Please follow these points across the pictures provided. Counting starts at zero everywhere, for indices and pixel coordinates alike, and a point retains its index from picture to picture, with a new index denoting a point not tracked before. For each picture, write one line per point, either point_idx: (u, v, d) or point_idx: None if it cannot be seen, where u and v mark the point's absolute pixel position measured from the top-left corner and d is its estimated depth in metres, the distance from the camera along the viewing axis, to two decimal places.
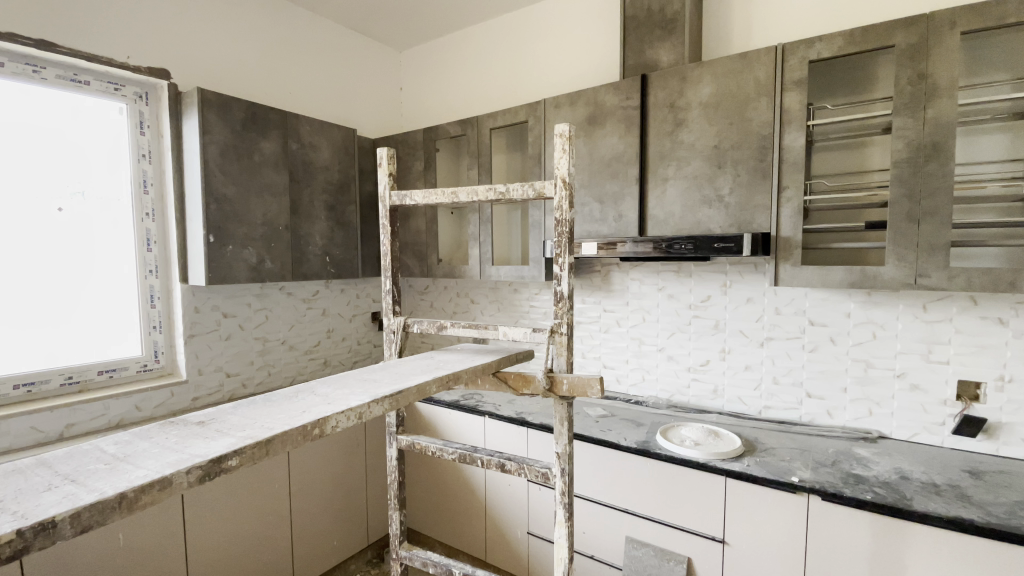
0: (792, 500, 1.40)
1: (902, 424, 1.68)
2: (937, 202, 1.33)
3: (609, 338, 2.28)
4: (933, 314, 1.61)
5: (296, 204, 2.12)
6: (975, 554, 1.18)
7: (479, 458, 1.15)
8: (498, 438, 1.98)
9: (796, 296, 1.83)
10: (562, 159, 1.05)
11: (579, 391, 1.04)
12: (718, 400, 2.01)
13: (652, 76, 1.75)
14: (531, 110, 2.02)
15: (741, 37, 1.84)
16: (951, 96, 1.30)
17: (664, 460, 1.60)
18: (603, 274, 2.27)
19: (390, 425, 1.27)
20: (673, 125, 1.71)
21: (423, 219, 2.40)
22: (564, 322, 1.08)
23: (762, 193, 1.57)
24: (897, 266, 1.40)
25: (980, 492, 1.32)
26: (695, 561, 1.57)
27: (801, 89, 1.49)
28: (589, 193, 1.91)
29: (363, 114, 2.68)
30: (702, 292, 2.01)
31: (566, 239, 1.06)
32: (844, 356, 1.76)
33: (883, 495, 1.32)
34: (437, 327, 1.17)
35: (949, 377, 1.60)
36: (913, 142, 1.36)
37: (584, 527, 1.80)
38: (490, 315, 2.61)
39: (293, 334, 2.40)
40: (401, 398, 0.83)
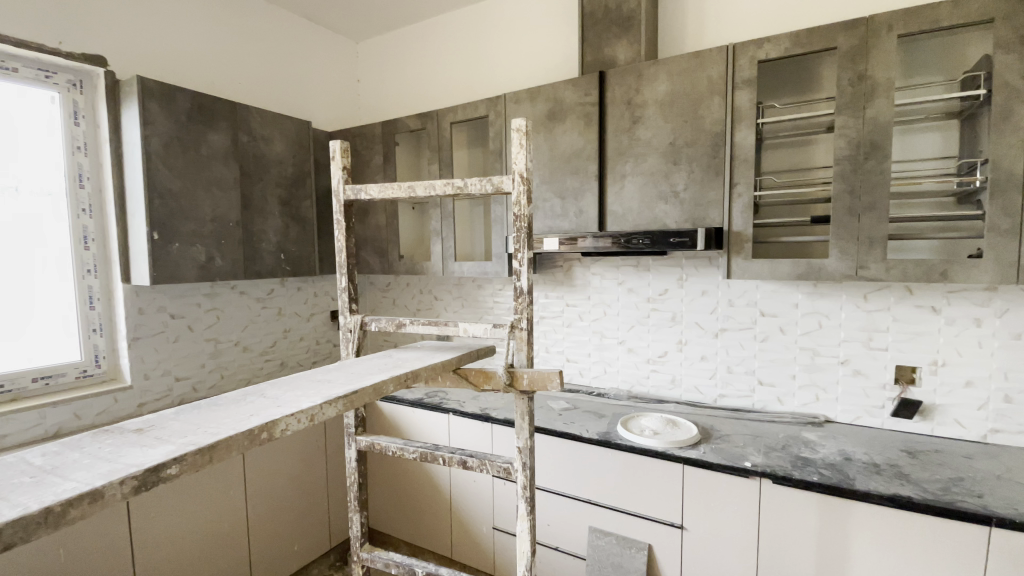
0: (746, 485, 1.45)
1: (846, 408, 1.77)
2: (875, 197, 1.41)
3: (572, 333, 2.30)
4: (873, 303, 1.70)
5: (248, 199, 2.04)
6: (912, 527, 1.26)
7: (441, 457, 1.14)
8: (462, 435, 1.98)
9: (747, 288, 1.90)
10: (520, 154, 1.05)
11: (539, 385, 1.04)
12: (676, 389, 2.07)
13: (609, 72, 1.76)
14: (491, 104, 2.01)
15: (695, 34, 1.89)
16: (888, 97, 1.37)
17: (625, 450, 1.63)
18: (565, 269, 2.28)
19: (348, 425, 1.24)
20: (630, 121, 1.74)
21: (383, 214, 2.35)
22: (524, 317, 1.08)
23: (715, 188, 1.62)
24: (840, 259, 1.47)
25: (916, 470, 1.41)
26: (656, 547, 1.61)
27: (750, 88, 1.54)
28: (550, 188, 1.91)
29: (319, 105, 2.60)
30: (659, 285, 2.06)
31: (525, 233, 1.06)
32: (793, 345, 1.84)
33: (828, 477, 1.39)
34: (396, 325, 1.15)
35: (887, 362, 1.70)
36: (854, 140, 1.43)
37: (549, 519, 1.81)
38: (454, 311, 2.59)
39: (247, 334, 2.31)
40: (356, 398, 0.81)
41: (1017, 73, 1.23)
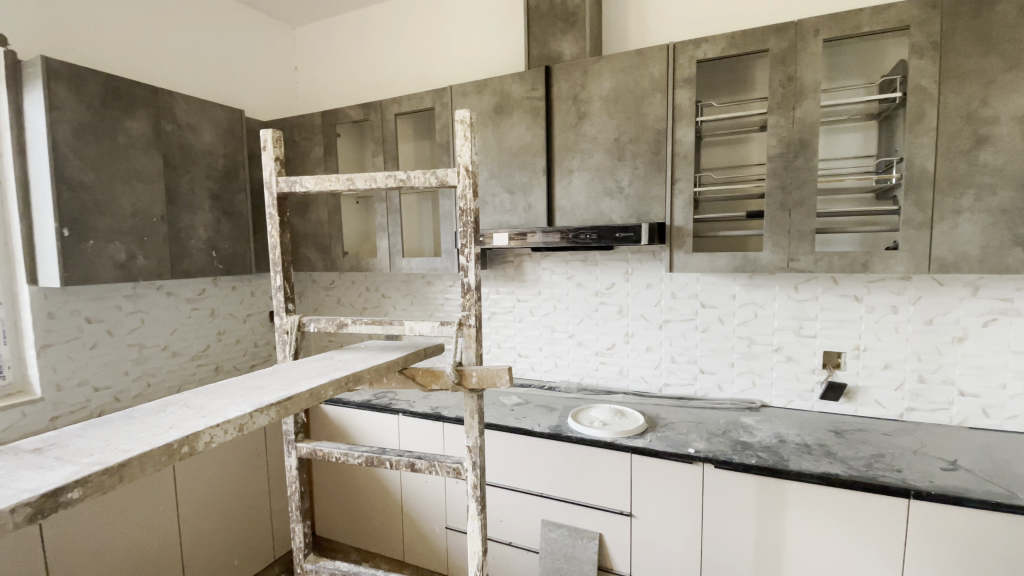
0: (690, 470, 1.51)
1: (780, 392, 1.87)
2: (804, 193, 1.49)
3: (523, 328, 2.30)
4: (803, 293, 1.81)
5: (174, 192, 1.89)
6: (841, 503, 1.34)
7: (388, 460, 1.10)
8: (413, 436, 1.93)
9: (689, 281, 1.96)
10: (464, 147, 1.01)
11: (488, 382, 1.01)
12: (623, 380, 2.11)
13: (555, 67, 1.76)
14: (437, 97, 1.96)
15: (637, 33, 1.92)
16: (814, 97, 1.45)
17: (575, 442, 1.65)
18: (516, 264, 2.27)
19: (288, 432, 1.17)
20: (576, 117, 1.75)
21: (325, 208, 2.25)
22: (472, 314, 1.06)
23: (658, 184, 1.65)
24: (773, 251, 1.54)
25: (842, 448, 1.51)
26: (607, 536, 1.64)
27: (690, 86, 1.58)
28: (498, 183, 1.89)
29: (252, 92, 2.45)
30: (607, 279, 2.09)
31: (471, 228, 1.03)
32: (731, 334, 1.92)
33: (765, 459, 1.46)
34: (336, 325, 1.09)
35: (816, 348, 1.81)
36: (785, 139, 1.50)
37: (502, 515, 1.81)
38: (402, 309, 2.53)
39: (176, 338, 2.16)
40: (290, 405, 0.76)
41: (928, 77, 1.33)
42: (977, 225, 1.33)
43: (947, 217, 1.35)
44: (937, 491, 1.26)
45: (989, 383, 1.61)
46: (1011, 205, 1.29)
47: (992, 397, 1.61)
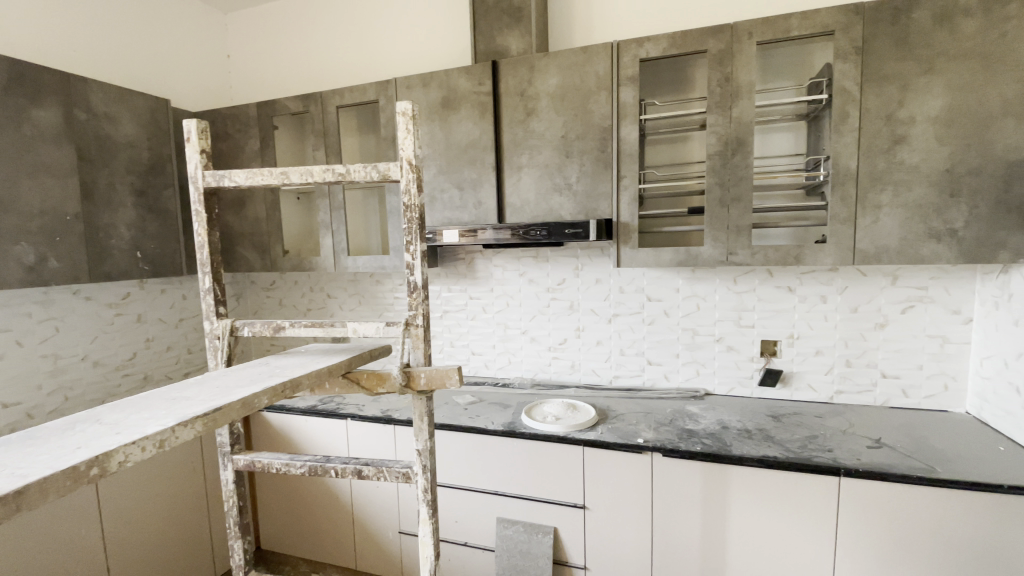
0: (639, 460, 1.54)
1: (722, 380, 1.95)
2: (740, 189, 1.55)
3: (476, 325, 2.28)
4: (741, 285, 1.89)
5: (90, 188, 1.74)
6: (779, 484, 1.41)
7: (332, 469, 1.05)
8: (363, 440, 1.88)
9: (636, 275, 2.01)
10: (407, 140, 0.95)
11: (438, 383, 0.96)
12: (575, 374, 2.14)
13: (501, 62, 1.75)
14: (381, 89, 1.91)
15: (582, 35, 1.94)
16: (749, 98, 1.51)
17: (528, 438, 1.66)
18: (467, 261, 2.25)
19: (223, 444, 1.10)
20: (524, 113, 1.74)
21: (262, 205, 2.14)
22: (420, 313, 1.00)
23: (604, 181, 1.68)
24: (714, 246, 1.60)
25: (779, 432, 1.59)
26: (561, 529, 1.65)
27: (633, 85, 1.61)
28: (446, 178, 1.86)
29: (179, 80, 2.28)
30: (558, 275, 2.11)
31: (416, 225, 0.97)
32: (676, 326, 1.98)
33: (709, 445, 1.52)
34: (273, 329, 1.04)
35: (754, 337, 1.90)
36: (722, 137, 1.55)
37: (456, 515, 1.78)
38: (350, 309, 2.45)
39: (97, 347, 1.99)
40: (219, 417, 0.71)
41: (851, 81, 1.42)
42: (895, 219, 1.43)
43: (869, 212, 1.45)
44: (864, 468, 1.35)
45: (908, 365, 1.74)
46: (925, 200, 1.40)
47: (910, 378, 1.74)
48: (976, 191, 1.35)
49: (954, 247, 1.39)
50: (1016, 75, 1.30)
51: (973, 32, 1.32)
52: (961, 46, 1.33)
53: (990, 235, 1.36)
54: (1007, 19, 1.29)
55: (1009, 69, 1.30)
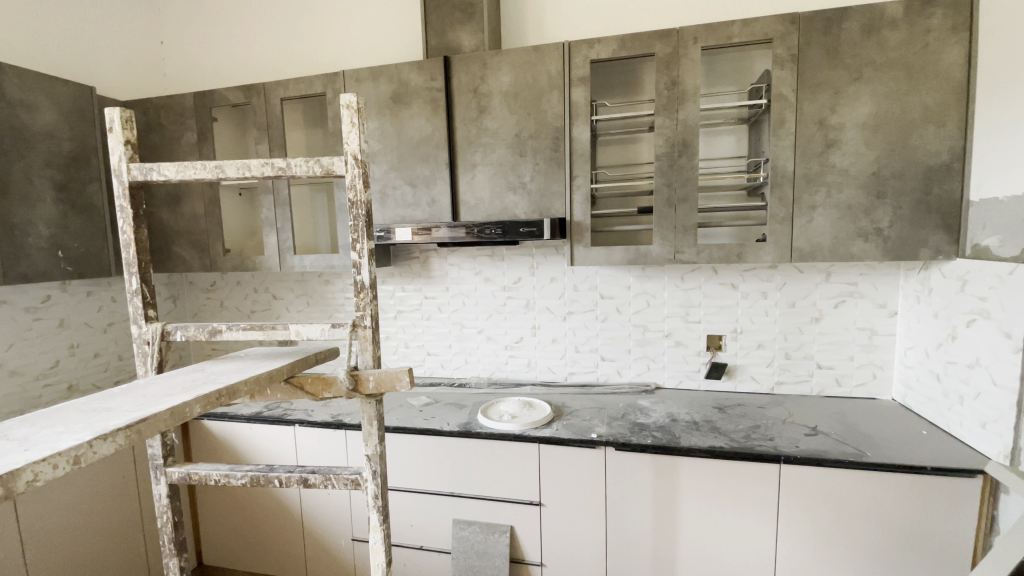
0: (593, 455, 1.57)
1: (671, 374, 2.01)
2: (687, 190, 1.60)
3: (431, 326, 2.25)
4: (688, 282, 1.95)
5: (3, 182, 1.59)
6: (725, 473, 1.47)
7: (276, 478, 1.00)
8: (312, 446, 1.82)
9: (589, 274, 2.04)
10: (352, 134, 0.91)
11: (387, 386, 0.93)
12: (531, 372, 2.15)
13: (453, 58, 1.73)
14: (328, 82, 1.84)
15: (535, 34, 1.95)
16: (694, 101, 1.56)
17: (484, 438, 1.65)
18: (422, 260, 2.21)
19: (154, 457, 1.03)
20: (477, 110, 1.73)
21: (201, 201, 2.02)
22: (367, 314, 0.96)
23: (557, 180, 1.69)
24: (662, 244, 1.64)
25: (724, 423, 1.66)
26: (518, 527, 1.66)
27: (584, 85, 1.63)
28: (399, 175, 1.82)
29: (106, 66, 2.13)
30: (513, 274, 2.11)
31: (363, 222, 0.93)
32: (628, 323, 2.03)
33: (659, 438, 1.56)
34: (209, 333, 0.98)
35: (701, 332, 1.96)
36: (669, 139, 1.60)
37: (411, 519, 1.75)
38: (298, 311, 2.37)
39: (14, 355, 1.83)
40: (145, 429, 0.66)
41: (788, 87, 1.49)
42: (828, 219, 1.51)
43: (805, 212, 1.52)
44: (802, 455, 1.42)
45: (841, 356, 1.85)
46: (855, 201, 1.49)
47: (843, 368, 1.85)
48: (899, 193, 1.46)
49: (880, 246, 1.49)
50: (934, 85, 1.40)
51: (898, 43, 1.41)
52: (887, 56, 1.42)
53: (910, 234, 1.47)
54: (927, 31, 1.39)
55: (928, 79, 1.40)
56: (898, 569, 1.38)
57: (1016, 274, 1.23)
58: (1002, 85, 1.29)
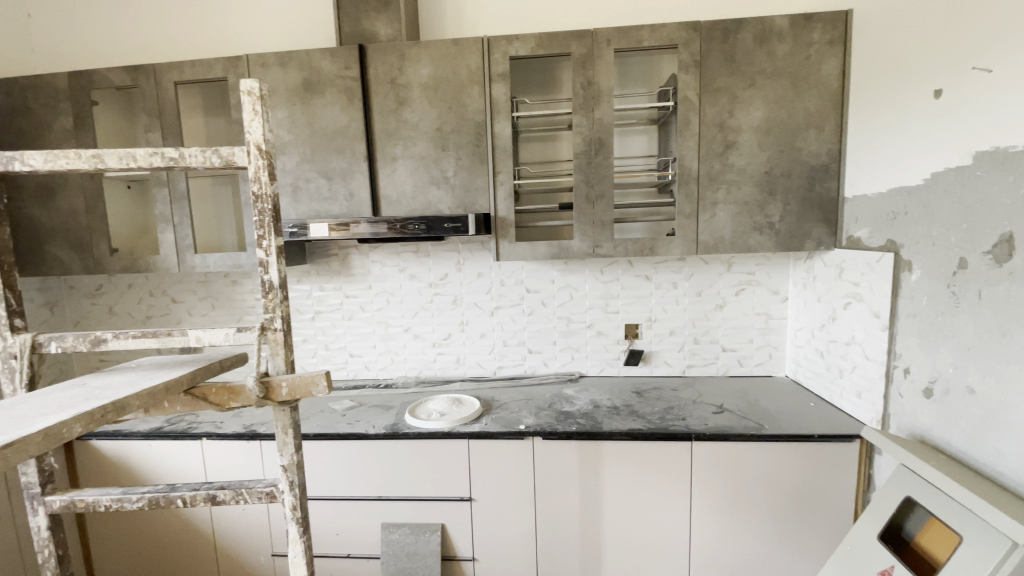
0: (521, 446, 1.60)
1: (594, 363, 2.10)
2: (604, 186, 1.66)
3: (353, 326, 2.16)
4: (608, 275, 2.03)
5: None
6: (644, 453, 1.56)
7: (179, 498, 0.92)
8: (223, 459, 1.69)
9: (515, 268, 2.06)
10: (254, 123, 0.85)
11: (303, 392, 0.88)
12: (460, 368, 2.15)
13: (369, 47, 1.66)
14: (230, 66, 1.71)
15: (455, 25, 1.92)
16: (608, 101, 1.62)
17: (412, 438, 1.62)
18: (341, 257, 2.11)
19: (29, 485, 0.90)
20: (396, 102, 1.68)
21: (81, 194, 1.80)
22: (278, 316, 0.90)
23: (481, 176, 1.69)
24: (582, 239, 1.70)
25: (643, 406, 1.76)
26: (448, 525, 1.65)
27: (504, 82, 1.64)
28: (313, 167, 1.72)
29: None
30: (439, 270, 2.08)
31: (269, 217, 0.87)
32: (552, 316, 2.08)
33: (584, 424, 1.62)
34: (92, 342, 0.87)
35: (620, 322, 2.06)
36: (587, 137, 1.65)
37: (337, 528, 1.68)
38: (203, 315, 2.18)
39: None
40: (12, 454, 0.58)
41: (692, 90, 1.59)
42: (729, 213, 1.64)
43: (708, 208, 1.64)
44: (711, 431, 1.54)
45: (742, 339, 2.02)
46: (751, 197, 1.62)
47: (744, 350, 2.03)
48: (788, 190, 1.61)
49: (773, 238, 1.64)
50: (815, 93, 1.56)
51: (785, 53, 1.56)
52: (777, 65, 1.56)
53: (797, 227, 1.63)
54: (809, 44, 1.55)
55: (810, 88, 1.56)
56: (794, 528, 1.54)
57: (883, 262, 1.41)
58: (869, 96, 1.47)
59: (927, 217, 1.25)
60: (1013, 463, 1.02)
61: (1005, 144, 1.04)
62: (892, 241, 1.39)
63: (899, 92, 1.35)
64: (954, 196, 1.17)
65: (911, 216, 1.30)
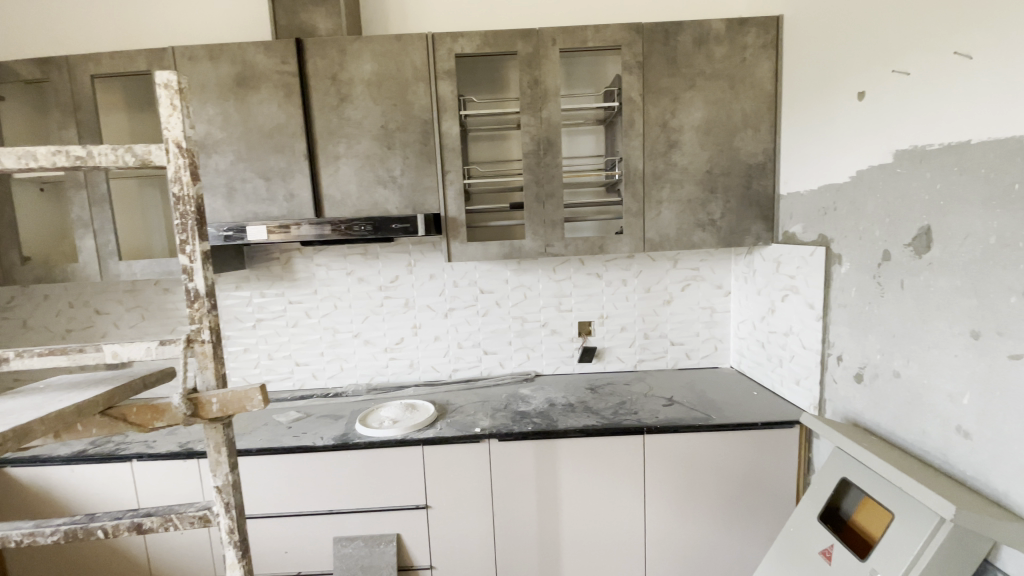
0: (477, 449, 1.57)
1: (549, 361, 2.11)
2: (553, 186, 1.67)
3: (298, 333, 2.07)
4: (560, 274, 2.04)
5: None
6: (599, 449, 1.57)
7: (100, 528, 0.84)
8: (157, 481, 1.57)
9: (467, 269, 2.03)
10: (173, 118, 0.78)
11: (235, 407, 0.82)
12: (413, 372, 2.10)
13: (307, 41, 1.59)
14: (154, 59, 1.59)
15: (398, 20, 1.87)
16: (555, 101, 1.62)
17: (363, 447, 1.56)
18: (283, 261, 2.01)
19: None
20: (337, 99, 1.62)
21: None
22: (205, 326, 0.83)
23: (429, 175, 1.66)
24: (534, 238, 1.70)
25: (597, 402, 1.77)
26: (404, 534, 1.60)
27: (450, 79, 1.61)
28: (249, 167, 1.63)
29: None
30: (389, 273, 2.02)
31: (193, 220, 0.81)
32: (506, 316, 2.06)
33: (539, 424, 1.62)
34: None
35: (573, 320, 2.07)
36: (535, 136, 1.65)
37: (286, 546, 1.60)
38: (131, 327, 2.02)
39: None
40: None
41: (636, 91, 1.62)
42: (674, 212, 1.68)
43: (654, 207, 1.68)
44: (662, 424, 1.57)
45: (689, 333, 2.08)
46: (694, 196, 1.67)
47: (691, 343, 2.09)
48: (728, 188, 1.67)
49: (715, 234, 1.70)
50: (750, 95, 1.63)
51: (722, 56, 1.61)
52: (715, 67, 1.62)
53: (737, 224, 1.69)
54: (744, 48, 1.61)
55: (746, 90, 1.63)
56: (743, 514, 1.60)
57: (816, 255, 1.48)
58: (799, 98, 1.54)
59: (854, 213, 1.32)
60: (936, 442, 1.09)
61: (921, 143, 1.11)
62: (823, 235, 1.46)
63: (826, 95, 1.43)
64: (878, 193, 1.24)
65: (840, 212, 1.38)
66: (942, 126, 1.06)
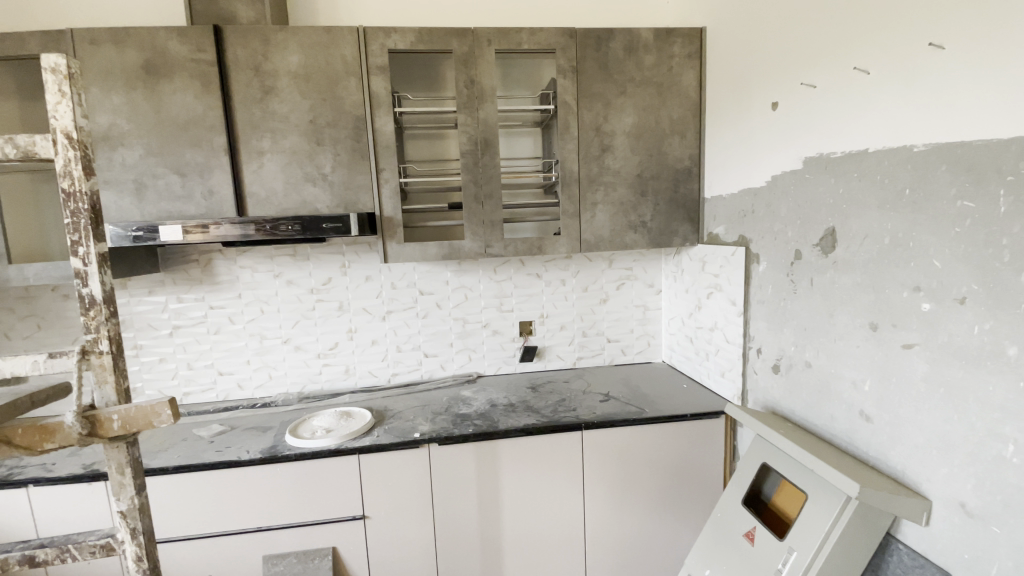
0: (417, 455, 1.54)
1: (490, 362, 2.10)
2: (491, 187, 1.67)
3: (221, 341, 1.94)
4: (500, 274, 2.04)
5: None
6: (539, 448, 1.59)
7: None
8: (57, 508, 1.42)
9: (406, 270, 1.99)
10: (61, 106, 0.71)
11: (140, 423, 0.75)
12: (350, 378, 2.03)
13: (226, 28, 1.49)
14: (47, 41, 1.44)
15: (329, 13, 1.80)
16: (492, 102, 1.62)
17: (294, 460, 1.49)
18: (203, 264, 1.88)
19: None
20: (260, 91, 1.53)
21: None
22: (104, 336, 0.76)
23: (362, 173, 1.60)
24: (473, 239, 1.69)
25: (537, 401, 1.79)
26: (340, 546, 1.54)
27: (383, 75, 1.57)
28: (162, 162, 1.51)
29: None
30: (322, 275, 1.94)
31: (87, 219, 0.73)
32: (447, 317, 2.04)
33: (480, 425, 1.61)
34: None
35: (514, 320, 2.08)
36: (473, 137, 1.64)
37: (209, 569, 1.50)
38: (24, 338, 1.81)
39: None
40: None
41: (570, 95, 1.65)
42: (608, 213, 1.73)
43: (589, 208, 1.72)
44: (599, 420, 1.61)
45: (624, 330, 2.15)
46: (626, 199, 1.73)
47: (626, 339, 2.16)
48: (658, 191, 1.74)
49: (646, 236, 1.76)
50: (677, 102, 1.71)
51: (651, 64, 1.68)
52: (644, 74, 1.68)
53: (667, 225, 1.77)
54: (671, 56, 1.68)
55: (673, 97, 1.70)
56: (676, 503, 1.67)
57: (737, 255, 1.57)
58: (721, 106, 1.63)
59: (770, 215, 1.41)
60: (842, 425, 1.19)
61: (826, 151, 1.21)
62: (743, 236, 1.56)
63: (744, 103, 1.52)
64: (790, 197, 1.33)
65: (758, 214, 1.47)
66: (844, 136, 1.15)
